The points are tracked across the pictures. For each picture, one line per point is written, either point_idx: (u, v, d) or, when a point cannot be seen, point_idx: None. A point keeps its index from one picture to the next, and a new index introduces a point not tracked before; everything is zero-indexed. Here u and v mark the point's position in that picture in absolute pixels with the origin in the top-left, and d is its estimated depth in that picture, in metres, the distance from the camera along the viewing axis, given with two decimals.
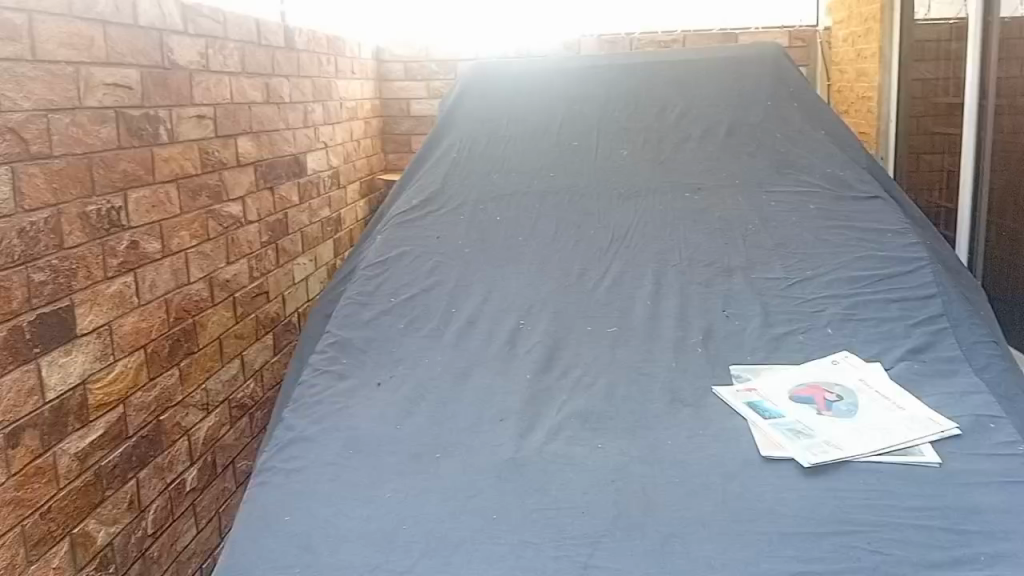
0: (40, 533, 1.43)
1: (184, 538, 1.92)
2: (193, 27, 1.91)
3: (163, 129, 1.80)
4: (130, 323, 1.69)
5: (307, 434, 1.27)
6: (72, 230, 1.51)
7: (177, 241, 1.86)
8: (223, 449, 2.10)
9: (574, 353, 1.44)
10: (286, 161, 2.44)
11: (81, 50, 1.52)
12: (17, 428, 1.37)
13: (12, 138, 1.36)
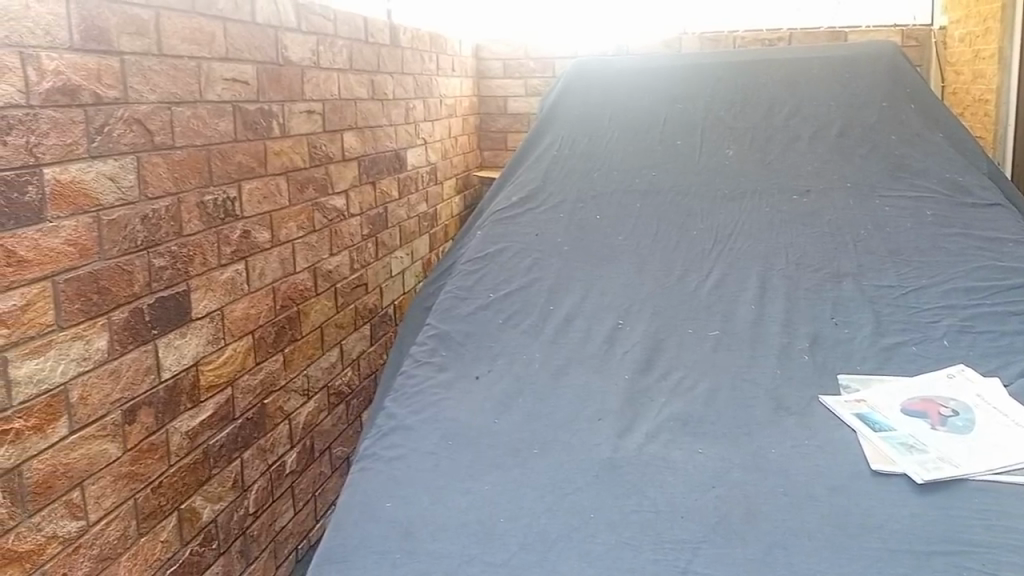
0: (151, 506, 1.51)
1: (282, 519, 1.98)
2: (306, 24, 1.97)
3: (276, 123, 1.86)
4: (240, 309, 1.76)
5: (407, 423, 1.29)
6: (191, 219, 1.59)
7: (285, 232, 1.93)
8: (320, 434, 2.17)
9: (674, 355, 1.41)
10: (388, 157, 2.49)
11: (203, 46, 1.59)
12: (134, 405, 1.45)
13: (138, 129, 1.44)
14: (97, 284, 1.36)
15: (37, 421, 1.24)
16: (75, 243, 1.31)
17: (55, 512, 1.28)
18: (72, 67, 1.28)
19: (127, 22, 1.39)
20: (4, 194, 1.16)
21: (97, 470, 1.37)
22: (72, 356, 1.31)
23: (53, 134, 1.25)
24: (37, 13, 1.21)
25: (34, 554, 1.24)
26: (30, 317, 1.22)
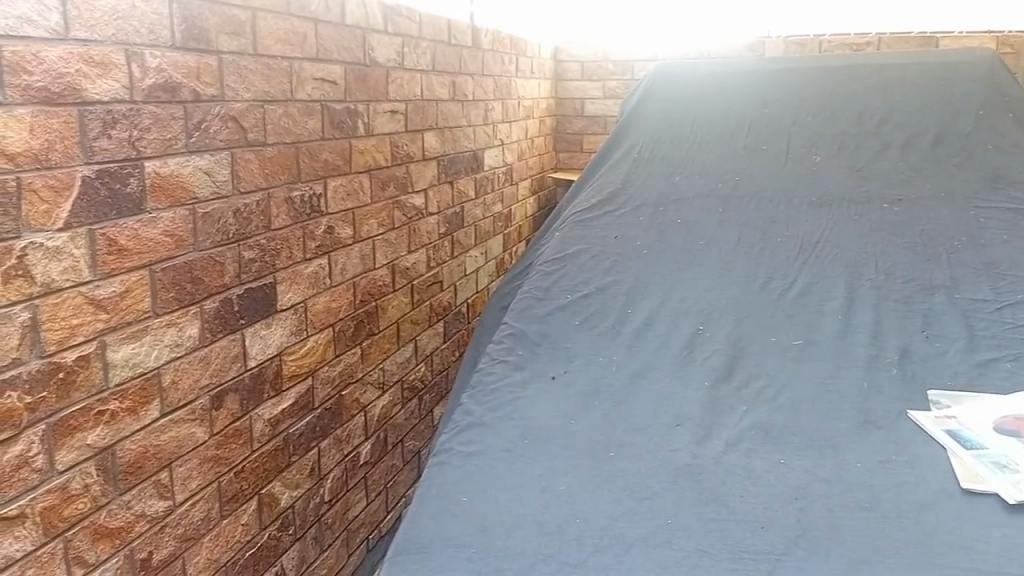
0: (233, 490, 1.56)
1: (355, 509, 2.03)
2: (393, 26, 2.01)
3: (361, 122, 1.91)
4: (322, 302, 1.81)
5: (484, 420, 1.31)
6: (279, 214, 1.64)
7: (366, 228, 1.97)
8: (394, 428, 2.21)
9: (755, 363, 1.39)
10: (466, 157, 2.53)
11: (295, 47, 1.64)
12: (220, 392, 1.51)
13: (233, 126, 1.49)
14: (191, 274, 1.42)
15: (131, 403, 1.30)
16: (172, 234, 1.37)
17: (145, 491, 1.34)
18: (173, 65, 1.33)
19: (226, 23, 1.44)
20: (107, 185, 1.23)
21: (184, 453, 1.43)
22: (166, 342, 1.37)
23: (154, 128, 1.31)
24: (142, 13, 1.26)
25: (124, 531, 1.30)
26: (128, 304, 1.29)
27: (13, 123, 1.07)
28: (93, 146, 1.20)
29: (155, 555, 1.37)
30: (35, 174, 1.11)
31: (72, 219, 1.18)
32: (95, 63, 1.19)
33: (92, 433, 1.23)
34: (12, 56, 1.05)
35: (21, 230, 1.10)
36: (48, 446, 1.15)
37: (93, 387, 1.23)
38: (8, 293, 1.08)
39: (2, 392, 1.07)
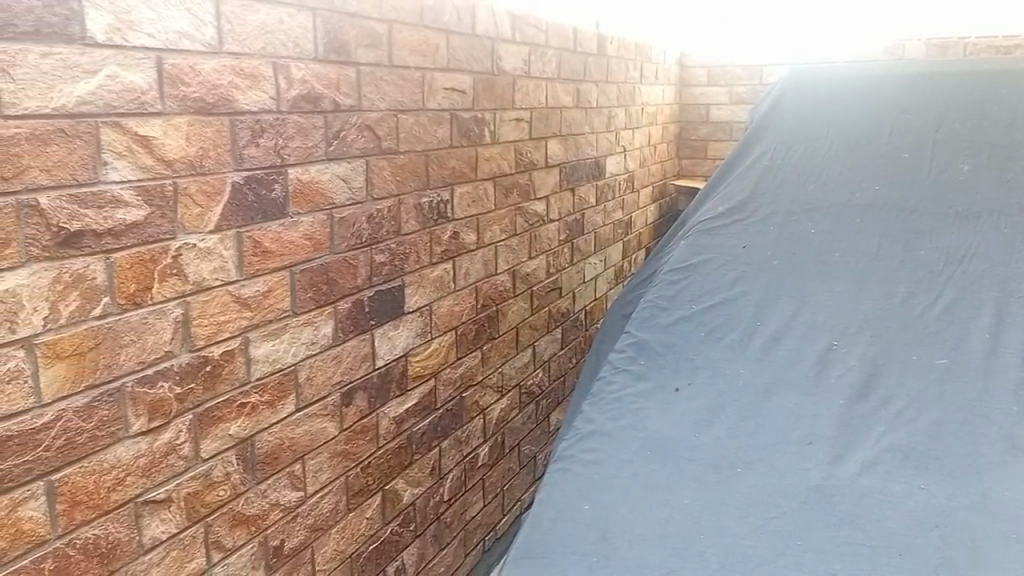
0: (359, 485, 1.62)
1: (472, 510, 2.06)
2: (520, 34, 2.04)
3: (487, 130, 1.94)
4: (446, 306, 1.85)
5: (605, 428, 1.30)
6: (408, 219, 1.69)
7: (489, 234, 2.01)
8: (511, 431, 2.23)
9: (894, 382, 1.33)
10: (588, 164, 2.53)
11: (427, 57, 1.69)
12: (350, 389, 1.57)
13: (369, 135, 1.55)
14: (327, 276, 1.48)
15: (270, 396, 1.38)
16: (311, 237, 1.44)
17: (280, 481, 1.42)
18: (315, 76, 1.40)
19: (364, 36, 1.50)
20: (253, 190, 1.31)
21: (316, 447, 1.50)
22: (303, 340, 1.44)
23: (297, 137, 1.38)
24: (289, 26, 1.34)
25: (259, 518, 1.38)
26: (269, 303, 1.36)
27: (171, 131, 1.16)
28: (242, 153, 1.28)
29: (287, 543, 1.44)
30: (191, 179, 1.20)
31: (223, 222, 1.26)
32: (245, 75, 1.27)
33: (235, 423, 1.31)
34: (171, 68, 1.15)
35: (177, 232, 1.19)
36: (195, 434, 1.24)
37: (237, 381, 1.31)
38: (163, 290, 1.17)
39: (154, 383, 1.17)
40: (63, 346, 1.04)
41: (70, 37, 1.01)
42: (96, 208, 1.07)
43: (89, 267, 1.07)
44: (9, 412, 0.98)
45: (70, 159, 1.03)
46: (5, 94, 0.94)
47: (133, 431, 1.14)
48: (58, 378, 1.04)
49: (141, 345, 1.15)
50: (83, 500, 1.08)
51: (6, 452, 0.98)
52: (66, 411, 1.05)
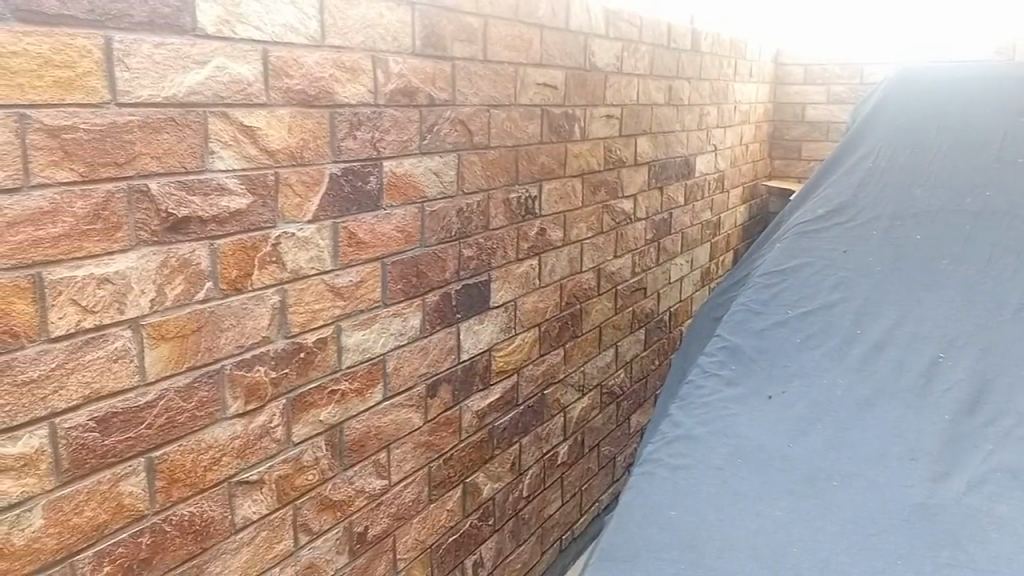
0: (441, 476, 1.63)
1: (550, 508, 2.06)
2: (614, 30, 2.02)
3: (578, 126, 1.93)
4: (531, 302, 1.85)
5: (694, 433, 1.28)
6: (496, 214, 1.69)
7: (576, 231, 1.99)
8: (591, 431, 2.22)
9: (1005, 399, 1.26)
10: (677, 163, 2.49)
11: (521, 52, 1.69)
12: (436, 381, 1.58)
13: (461, 130, 1.56)
14: (417, 268, 1.50)
15: (359, 385, 1.40)
16: (402, 230, 1.45)
17: (365, 469, 1.44)
18: (412, 71, 1.42)
19: (461, 31, 1.51)
20: (349, 182, 1.33)
21: (401, 437, 1.51)
22: (392, 331, 1.46)
23: (393, 131, 1.40)
24: (389, 21, 1.35)
25: (345, 504, 1.40)
26: (361, 294, 1.39)
27: (275, 123, 1.20)
28: (340, 146, 1.31)
29: (370, 530, 1.46)
30: (291, 170, 1.23)
31: (319, 213, 1.29)
32: (346, 68, 1.29)
33: (325, 410, 1.34)
34: (277, 60, 1.18)
35: (276, 221, 1.22)
36: (287, 419, 1.27)
37: (328, 368, 1.34)
38: (262, 277, 1.21)
39: (251, 366, 1.21)
40: (168, 329, 1.08)
41: (182, 28, 1.05)
42: (202, 196, 1.11)
43: (194, 252, 1.11)
44: (114, 390, 1.03)
45: (179, 147, 1.07)
46: (119, 82, 0.99)
47: (230, 412, 1.18)
48: (162, 358, 1.08)
49: (240, 329, 1.18)
50: (181, 478, 1.12)
51: (111, 429, 1.03)
52: (168, 391, 1.09)
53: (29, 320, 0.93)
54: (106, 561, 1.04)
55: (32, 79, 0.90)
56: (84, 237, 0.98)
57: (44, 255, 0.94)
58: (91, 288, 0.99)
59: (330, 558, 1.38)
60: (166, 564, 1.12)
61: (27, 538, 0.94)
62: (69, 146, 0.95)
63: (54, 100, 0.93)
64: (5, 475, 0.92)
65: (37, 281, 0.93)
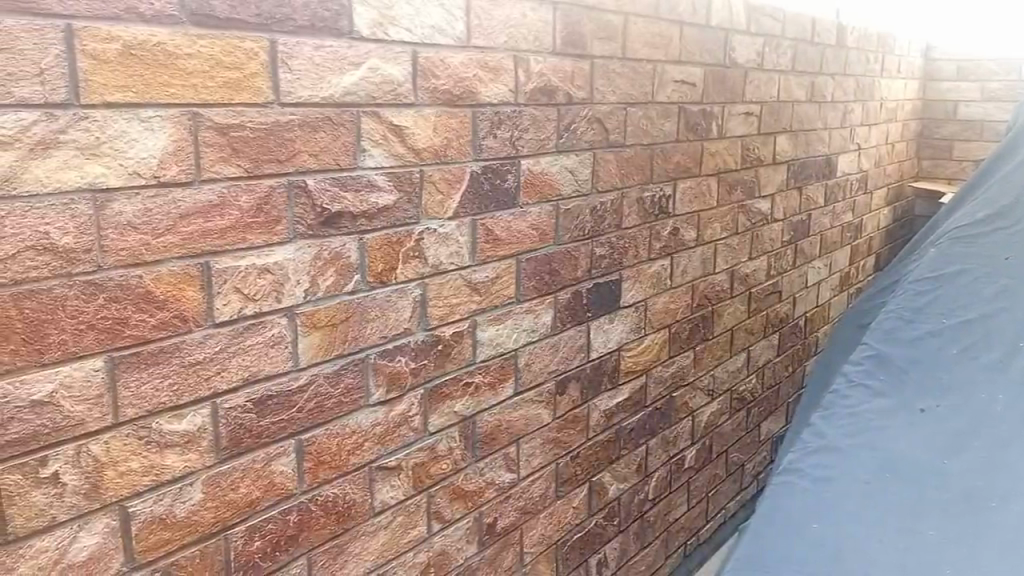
0: (569, 473, 1.64)
1: (675, 512, 2.02)
2: (756, 26, 1.98)
3: (715, 124, 1.90)
4: (662, 303, 1.83)
5: (839, 444, 1.26)
6: (630, 213, 1.68)
7: (711, 231, 1.95)
8: (720, 436, 2.16)
9: None
10: (818, 162, 2.39)
11: (660, 50, 1.68)
12: (566, 378, 1.59)
13: (598, 128, 1.56)
14: (550, 266, 1.51)
15: (492, 378, 1.43)
16: (538, 227, 1.47)
17: (495, 461, 1.46)
18: (552, 69, 1.43)
19: (601, 29, 1.52)
20: (489, 179, 1.36)
21: (531, 432, 1.53)
22: (524, 327, 1.48)
23: (532, 129, 1.42)
24: (531, 21, 1.38)
25: (476, 495, 1.43)
26: (496, 289, 1.41)
27: (421, 122, 1.24)
28: (481, 144, 1.34)
29: (499, 522, 1.49)
30: (435, 168, 1.27)
31: (460, 210, 1.32)
32: (489, 68, 1.32)
33: (459, 402, 1.38)
34: (425, 61, 1.22)
35: (420, 217, 1.26)
36: (424, 409, 1.32)
37: (463, 361, 1.37)
38: (405, 271, 1.25)
39: (393, 357, 1.25)
40: (319, 318, 1.14)
41: (339, 31, 1.10)
42: (354, 192, 1.16)
43: (345, 246, 1.16)
44: (270, 373, 1.09)
45: (334, 145, 1.12)
46: (282, 83, 1.05)
47: (372, 400, 1.23)
48: (314, 345, 1.14)
49: (385, 320, 1.23)
50: (326, 460, 1.18)
51: (266, 411, 1.09)
52: (317, 376, 1.15)
53: (196, 305, 1.00)
54: (258, 536, 1.10)
55: (205, 80, 0.97)
56: (248, 229, 1.04)
57: (211, 245, 1.01)
58: (252, 277, 1.05)
59: (460, 546, 1.42)
60: (311, 542, 1.17)
61: (187, 510, 1.02)
62: (237, 143, 1.01)
63: (224, 99, 0.99)
64: (171, 450, 0.99)
65: (205, 270, 1.00)
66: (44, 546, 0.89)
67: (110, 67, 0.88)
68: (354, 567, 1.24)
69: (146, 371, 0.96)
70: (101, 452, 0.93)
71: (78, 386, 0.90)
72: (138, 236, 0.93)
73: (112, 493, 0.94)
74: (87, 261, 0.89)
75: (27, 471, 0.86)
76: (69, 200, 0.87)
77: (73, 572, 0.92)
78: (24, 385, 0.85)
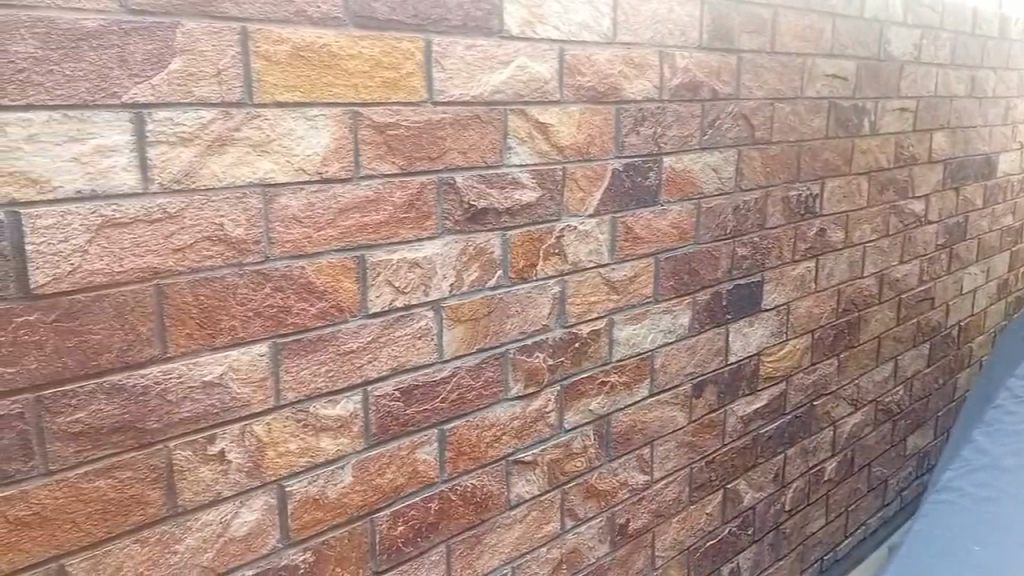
0: (703, 479, 1.60)
1: (812, 526, 1.94)
2: (913, 17, 1.87)
3: (867, 120, 1.80)
4: (805, 307, 1.75)
5: (1001, 463, 1.18)
6: (775, 212, 1.62)
7: (859, 234, 1.86)
8: (862, 449, 2.06)
9: None
10: (978, 161, 2.23)
11: (810, 43, 1.62)
12: (703, 381, 1.56)
13: (743, 124, 1.51)
14: (690, 265, 1.48)
15: (628, 378, 1.42)
16: (678, 226, 1.44)
17: (629, 462, 1.45)
18: (698, 65, 1.41)
19: (748, 22, 1.47)
20: (630, 177, 1.35)
21: (665, 434, 1.51)
22: (662, 327, 1.45)
23: (675, 126, 1.40)
24: (678, 16, 1.35)
25: (609, 494, 1.42)
26: (635, 288, 1.40)
27: (566, 119, 1.24)
28: (624, 141, 1.32)
29: (631, 523, 1.47)
30: (578, 165, 1.27)
31: (601, 207, 1.31)
32: (634, 64, 1.31)
33: (595, 399, 1.37)
34: (571, 59, 1.22)
35: (561, 214, 1.26)
36: (560, 405, 1.32)
37: (600, 359, 1.37)
38: (546, 268, 1.26)
39: (532, 352, 1.26)
40: (462, 312, 1.16)
41: (490, 30, 1.12)
42: (499, 189, 1.18)
43: (489, 241, 1.18)
44: (416, 364, 1.12)
45: (482, 143, 1.14)
46: (435, 82, 1.08)
47: (511, 394, 1.25)
48: (458, 338, 1.16)
49: (525, 316, 1.24)
50: (466, 451, 1.20)
51: (412, 400, 1.12)
52: (460, 369, 1.17)
53: (351, 296, 1.04)
54: (401, 521, 1.14)
55: (365, 80, 1.01)
56: (401, 224, 1.08)
57: (366, 239, 1.04)
58: (403, 270, 1.09)
59: (592, 545, 1.41)
60: (449, 530, 1.20)
61: (337, 492, 1.07)
62: (392, 141, 1.05)
63: (381, 98, 1.03)
64: (325, 433, 1.04)
65: (360, 262, 1.04)
66: (209, 519, 0.95)
67: (280, 68, 0.93)
68: (489, 558, 1.26)
69: (305, 357, 1.00)
70: (263, 432, 0.98)
71: (244, 368, 0.95)
72: (301, 229, 0.98)
73: (271, 472, 1.00)
74: (255, 252, 0.94)
75: (196, 448, 0.92)
76: (241, 194, 0.92)
77: (235, 544, 0.98)
78: (197, 366, 0.91)
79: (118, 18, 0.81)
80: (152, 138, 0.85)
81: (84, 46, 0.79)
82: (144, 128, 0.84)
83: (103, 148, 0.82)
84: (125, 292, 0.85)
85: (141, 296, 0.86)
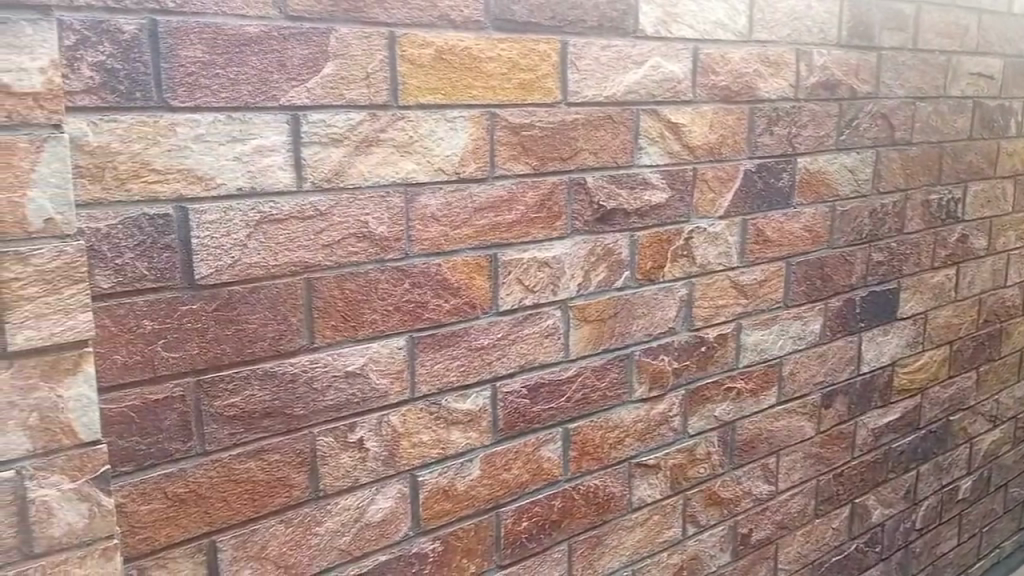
0: (830, 492, 1.55)
1: (944, 547, 1.84)
2: None
3: (1015, 120, 1.70)
4: (943, 317, 1.66)
5: None
6: (914, 216, 1.55)
7: (1003, 240, 1.75)
8: (999, 469, 1.94)
9: None
10: None
11: (955, 39, 1.53)
12: (832, 391, 1.50)
13: (882, 124, 1.45)
14: (822, 270, 1.43)
15: (754, 384, 1.38)
16: (811, 229, 1.39)
17: (753, 471, 1.41)
18: (836, 63, 1.36)
19: (890, 18, 1.42)
20: (763, 178, 1.31)
21: (792, 444, 1.46)
22: (791, 334, 1.41)
23: (810, 126, 1.35)
24: (816, 12, 1.31)
25: (732, 502, 1.39)
26: (764, 292, 1.36)
27: (698, 119, 1.22)
28: (757, 142, 1.29)
29: (754, 533, 1.44)
30: (709, 166, 1.25)
31: (731, 209, 1.29)
32: (770, 63, 1.28)
33: (720, 405, 1.34)
34: (706, 58, 1.20)
35: (690, 216, 1.24)
36: (685, 409, 1.30)
37: (726, 364, 1.34)
38: (673, 270, 1.24)
39: (657, 355, 1.25)
40: (590, 312, 1.16)
41: (625, 31, 1.12)
42: (629, 189, 1.17)
43: (617, 242, 1.17)
44: (544, 363, 1.13)
45: (613, 144, 1.14)
46: (571, 83, 1.08)
47: (636, 396, 1.24)
48: (585, 338, 1.17)
49: (651, 318, 1.23)
50: (590, 450, 1.20)
51: (539, 398, 1.14)
52: (585, 369, 1.18)
53: (484, 294, 1.06)
54: (525, 517, 1.15)
55: (503, 82, 1.03)
56: (532, 225, 1.09)
57: (499, 238, 1.06)
58: (533, 270, 1.10)
59: (713, 553, 1.38)
60: (571, 529, 1.20)
61: (466, 485, 1.09)
62: (527, 142, 1.06)
63: (518, 100, 1.04)
64: (456, 427, 1.06)
65: (494, 261, 1.06)
66: (348, 504, 0.99)
67: (424, 71, 0.96)
68: (610, 559, 1.25)
69: (439, 352, 1.03)
70: (399, 423, 1.01)
71: (383, 361, 0.99)
72: (439, 228, 1.01)
73: (406, 462, 1.03)
74: (397, 248, 0.98)
75: (338, 435, 0.96)
76: (385, 193, 0.95)
77: (370, 530, 1.01)
78: (341, 357, 0.95)
79: (277, 24, 0.85)
80: (306, 138, 0.89)
81: (247, 51, 0.84)
82: (299, 129, 0.88)
83: (262, 148, 0.86)
84: (278, 284, 0.90)
85: (292, 288, 0.91)
